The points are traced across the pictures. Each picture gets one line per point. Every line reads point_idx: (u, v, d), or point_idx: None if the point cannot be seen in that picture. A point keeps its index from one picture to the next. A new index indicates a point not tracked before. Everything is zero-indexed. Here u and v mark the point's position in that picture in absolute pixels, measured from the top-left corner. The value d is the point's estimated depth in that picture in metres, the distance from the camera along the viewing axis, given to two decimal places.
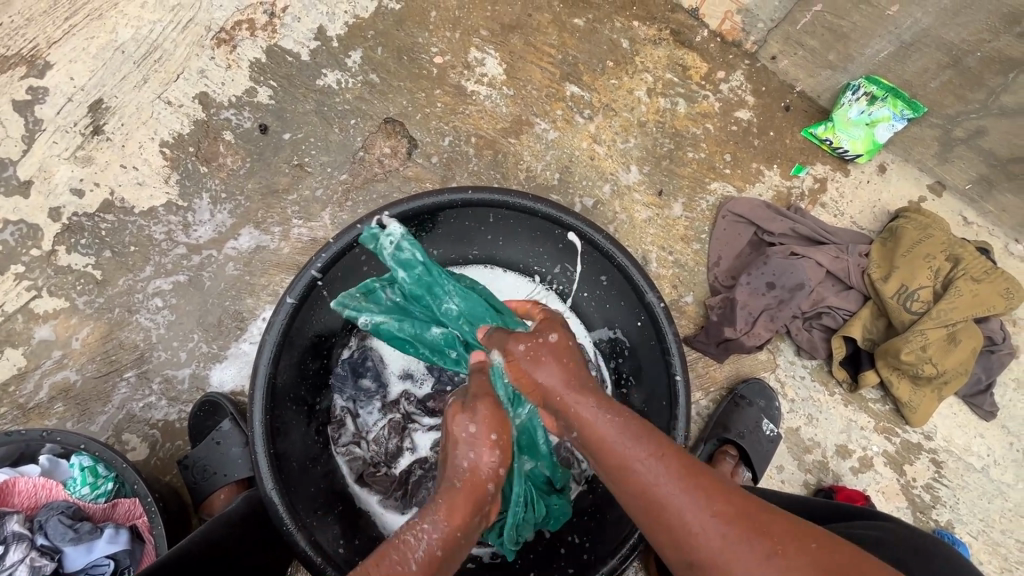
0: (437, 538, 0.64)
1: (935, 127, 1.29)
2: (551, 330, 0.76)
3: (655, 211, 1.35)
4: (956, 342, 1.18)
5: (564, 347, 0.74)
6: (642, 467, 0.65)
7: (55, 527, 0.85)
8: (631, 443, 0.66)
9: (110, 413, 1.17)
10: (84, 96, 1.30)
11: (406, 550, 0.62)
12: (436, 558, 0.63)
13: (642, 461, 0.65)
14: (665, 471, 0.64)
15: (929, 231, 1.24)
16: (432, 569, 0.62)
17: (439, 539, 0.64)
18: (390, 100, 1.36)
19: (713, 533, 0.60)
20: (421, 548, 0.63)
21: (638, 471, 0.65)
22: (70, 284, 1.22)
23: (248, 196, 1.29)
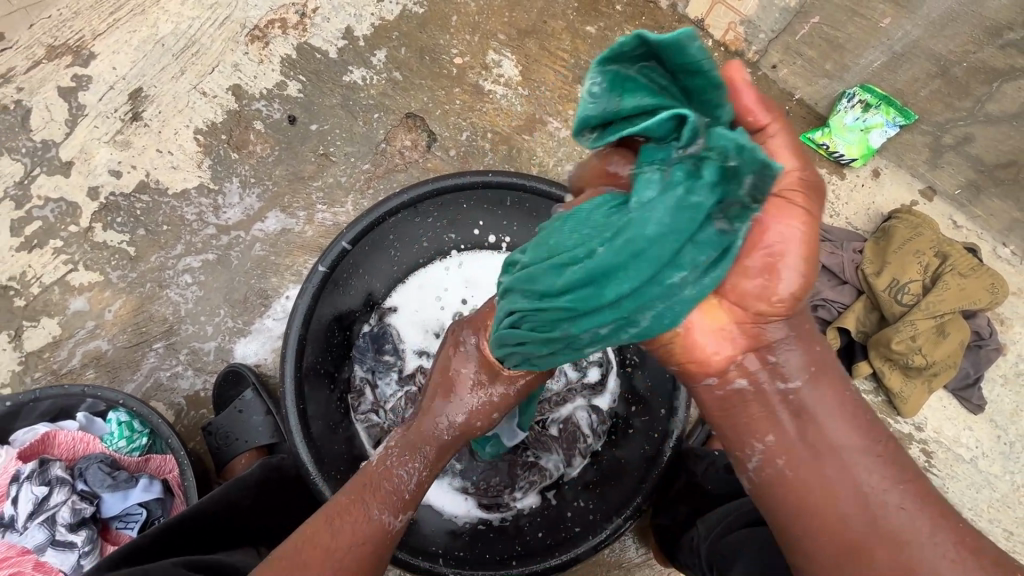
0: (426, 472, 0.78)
1: (926, 134, 1.37)
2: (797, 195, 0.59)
3: None
4: (945, 334, 1.25)
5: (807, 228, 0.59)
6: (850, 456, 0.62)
7: (95, 474, 0.91)
8: (857, 447, 0.62)
9: (139, 382, 1.23)
10: (125, 85, 1.39)
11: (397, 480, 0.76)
12: (423, 490, 0.78)
13: (851, 451, 0.62)
14: (882, 471, 0.62)
15: (919, 230, 1.31)
16: (416, 499, 0.77)
17: (427, 473, 0.78)
18: (411, 96, 1.44)
19: (928, 548, 0.59)
20: (413, 482, 0.77)
21: (847, 466, 0.62)
22: (105, 260, 1.29)
23: (276, 182, 1.36)
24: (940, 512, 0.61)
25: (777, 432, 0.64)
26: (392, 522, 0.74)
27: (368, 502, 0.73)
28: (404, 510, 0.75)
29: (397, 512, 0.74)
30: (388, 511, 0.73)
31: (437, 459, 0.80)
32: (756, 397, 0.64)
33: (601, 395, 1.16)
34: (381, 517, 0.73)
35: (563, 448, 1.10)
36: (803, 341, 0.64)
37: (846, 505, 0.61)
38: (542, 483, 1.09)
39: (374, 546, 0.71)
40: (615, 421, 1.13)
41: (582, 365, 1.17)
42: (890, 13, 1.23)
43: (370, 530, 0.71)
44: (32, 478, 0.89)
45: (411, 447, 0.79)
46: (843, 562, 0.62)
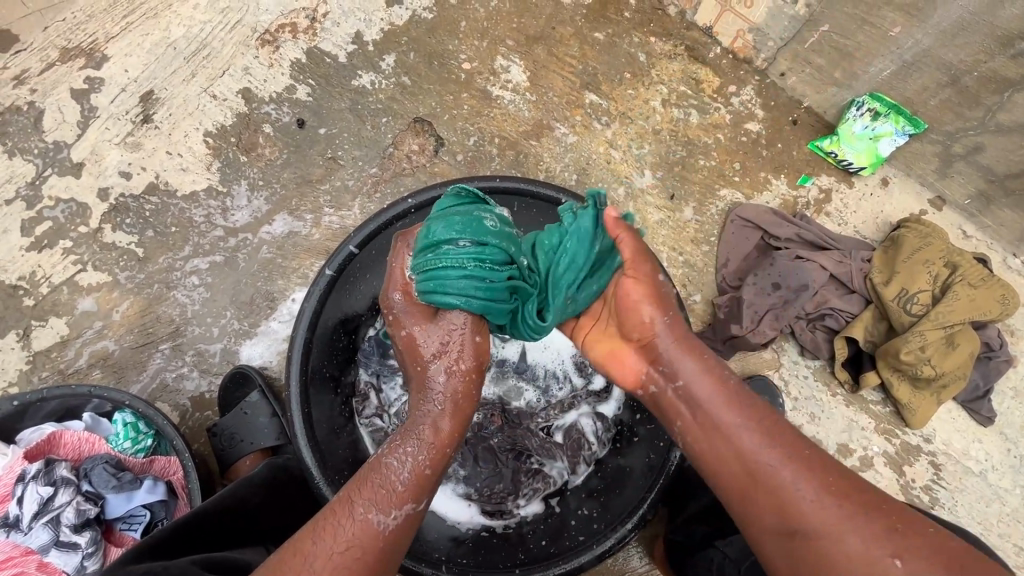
0: (421, 462, 0.75)
1: (936, 143, 1.36)
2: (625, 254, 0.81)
3: (667, 213, 1.42)
4: (954, 345, 1.23)
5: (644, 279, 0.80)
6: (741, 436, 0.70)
7: (100, 474, 0.91)
8: (734, 421, 0.71)
9: (145, 382, 1.24)
10: (137, 87, 1.40)
11: (390, 473, 0.74)
12: (424, 478, 0.75)
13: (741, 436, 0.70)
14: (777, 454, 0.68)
15: (928, 240, 1.29)
16: (413, 489, 0.74)
17: (424, 460, 0.75)
18: (419, 101, 1.44)
19: (823, 520, 0.63)
20: (405, 470, 0.74)
21: (728, 434, 0.71)
22: (114, 260, 1.30)
23: (283, 185, 1.37)
24: (816, 468, 0.67)
25: (683, 418, 0.76)
26: (383, 520, 0.71)
27: (356, 503, 0.71)
28: (396, 505, 0.72)
29: (389, 508, 0.72)
30: (377, 510, 0.71)
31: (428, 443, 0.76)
32: (666, 393, 0.78)
33: (608, 402, 1.13)
34: (369, 516, 0.70)
35: (567, 455, 1.10)
36: (689, 350, 0.77)
37: (738, 471, 0.70)
38: (545, 490, 1.08)
39: (364, 548, 0.69)
40: (619, 429, 1.12)
41: (587, 372, 1.15)
42: (901, 22, 1.23)
43: (360, 529, 0.69)
44: (37, 478, 0.88)
45: (403, 434, 0.77)
46: (747, 515, 0.69)
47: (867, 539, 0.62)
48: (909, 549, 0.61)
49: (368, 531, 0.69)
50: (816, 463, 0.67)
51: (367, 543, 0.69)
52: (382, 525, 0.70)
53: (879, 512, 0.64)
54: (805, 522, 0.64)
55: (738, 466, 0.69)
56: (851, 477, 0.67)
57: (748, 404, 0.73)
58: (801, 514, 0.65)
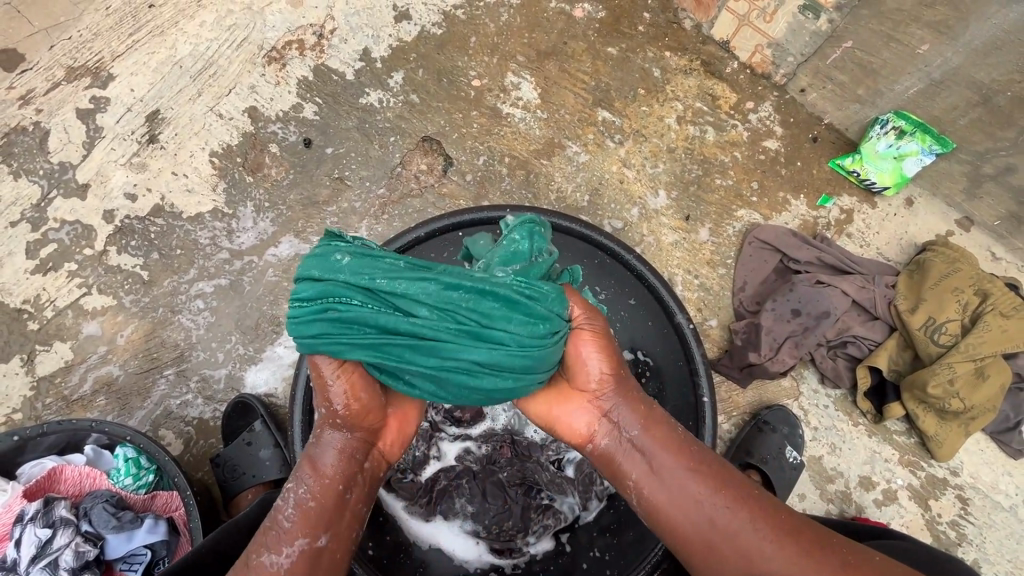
0: (304, 495, 0.72)
1: (964, 163, 1.31)
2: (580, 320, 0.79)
3: (682, 234, 1.38)
4: (984, 377, 1.18)
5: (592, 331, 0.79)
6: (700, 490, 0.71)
7: (100, 514, 0.89)
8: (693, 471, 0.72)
9: (149, 409, 1.22)
10: (143, 107, 1.38)
11: (278, 512, 0.72)
12: (308, 511, 0.71)
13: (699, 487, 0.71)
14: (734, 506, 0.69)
15: (956, 265, 1.25)
16: (302, 523, 0.70)
17: (306, 494, 0.72)
18: (428, 119, 1.41)
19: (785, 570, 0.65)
20: (290, 507, 0.72)
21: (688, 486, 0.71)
22: (119, 284, 1.28)
23: (290, 206, 1.35)
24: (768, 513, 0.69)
25: (637, 471, 0.74)
26: (275, 559, 0.68)
27: (256, 545, 0.70)
28: (287, 541, 0.69)
29: (281, 547, 0.69)
30: (270, 551, 0.69)
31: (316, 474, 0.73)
32: (618, 447, 0.76)
33: None
34: (260, 558, 0.69)
35: (579, 491, 1.05)
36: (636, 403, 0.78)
37: (701, 526, 0.69)
38: (556, 527, 1.03)
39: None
40: None
41: None
42: (929, 39, 1.18)
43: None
44: (36, 519, 0.87)
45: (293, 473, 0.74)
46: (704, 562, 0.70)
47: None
48: None
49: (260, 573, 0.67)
50: (767, 510, 0.70)
51: None
52: (276, 564, 0.68)
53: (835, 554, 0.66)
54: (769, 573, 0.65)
55: (701, 517, 0.70)
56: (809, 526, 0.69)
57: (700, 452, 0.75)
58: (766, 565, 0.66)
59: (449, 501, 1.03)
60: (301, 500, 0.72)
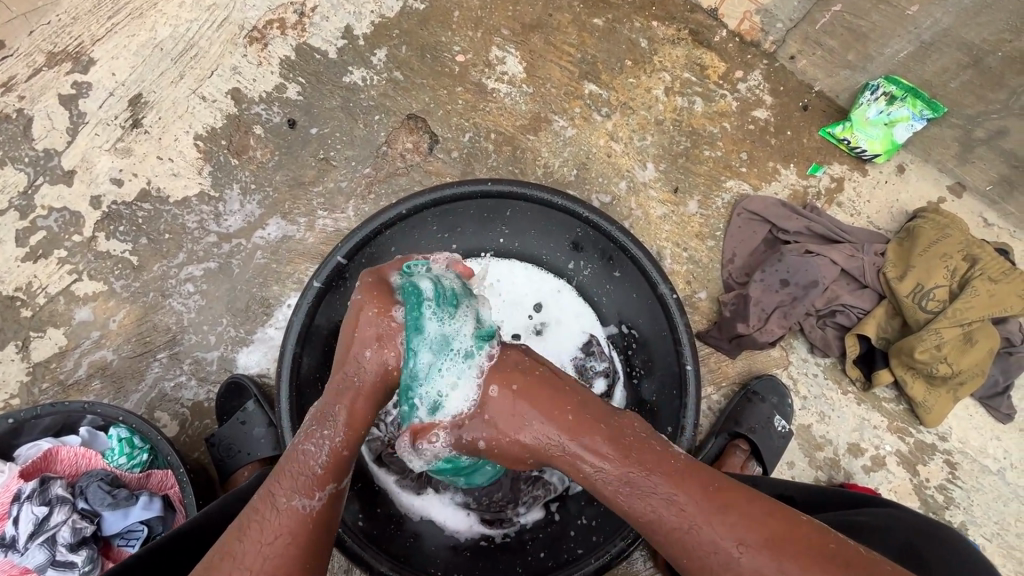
0: (341, 442, 0.75)
1: (955, 128, 1.29)
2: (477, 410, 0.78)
3: (670, 207, 1.37)
4: (972, 342, 1.19)
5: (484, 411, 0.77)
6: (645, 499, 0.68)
7: (95, 492, 0.91)
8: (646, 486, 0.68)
9: (143, 392, 1.23)
10: (125, 91, 1.37)
11: (309, 458, 0.73)
12: (343, 459, 0.75)
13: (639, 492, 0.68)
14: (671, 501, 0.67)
15: (946, 231, 1.24)
16: (334, 468, 0.74)
17: (342, 441, 0.75)
18: (413, 97, 1.40)
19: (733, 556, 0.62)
20: (324, 452, 0.74)
21: (657, 517, 0.66)
22: (109, 269, 1.29)
23: (276, 188, 1.34)
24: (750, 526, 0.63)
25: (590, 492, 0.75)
26: (308, 503, 0.71)
27: (278, 494, 0.70)
28: (319, 487, 0.72)
29: (313, 492, 0.71)
30: (301, 496, 0.70)
31: (350, 419, 0.76)
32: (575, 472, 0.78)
33: None
34: (293, 503, 0.70)
35: None
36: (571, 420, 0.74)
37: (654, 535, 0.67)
38: (546, 497, 1.05)
39: (293, 534, 0.68)
40: None
41: (587, 377, 1.11)
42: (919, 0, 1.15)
43: (289, 522, 0.68)
44: (32, 498, 0.90)
45: (320, 418, 0.76)
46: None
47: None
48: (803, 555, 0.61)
49: (288, 518, 0.68)
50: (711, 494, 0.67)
51: (299, 532, 0.69)
52: (308, 508, 0.70)
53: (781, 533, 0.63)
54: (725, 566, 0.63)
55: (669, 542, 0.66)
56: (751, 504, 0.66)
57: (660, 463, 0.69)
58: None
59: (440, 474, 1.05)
60: (337, 446, 0.74)
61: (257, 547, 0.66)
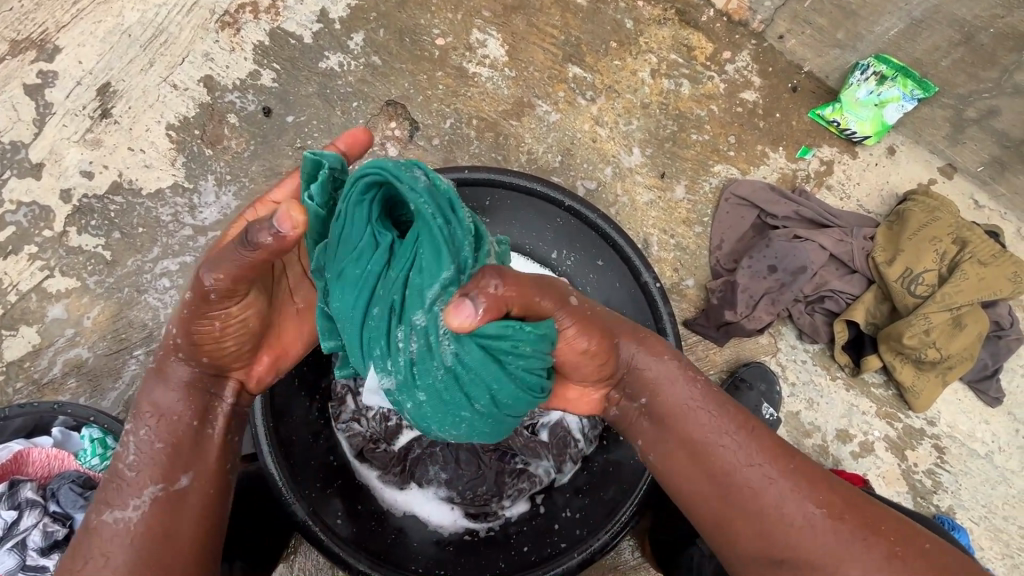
0: (149, 436, 0.74)
1: (947, 108, 1.27)
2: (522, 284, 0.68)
3: (657, 193, 1.34)
4: (961, 326, 1.18)
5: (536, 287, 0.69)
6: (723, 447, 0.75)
7: (67, 494, 0.90)
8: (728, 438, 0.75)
9: (121, 389, 1.21)
10: (92, 80, 1.32)
11: (124, 462, 0.74)
12: (159, 451, 0.74)
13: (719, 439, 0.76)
14: (750, 456, 0.74)
15: (936, 214, 1.23)
16: (148, 467, 0.73)
17: (147, 435, 0.74)
18: (391, 82, 1.36)
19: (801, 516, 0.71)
20: (130, 451, 0.74)
21: (721, 452, 0.75)
22: (82, 265, 1.26)
23: (252, 178, 1.31)
24: (803, 475, 0.73)
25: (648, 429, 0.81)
26: (131, 509, 0.71)
27: (101, 512, 0.71)
28: (138, 491, 0.71)
29: (130, 499, 0.71)
30: (113, 508, 0.71)
31: (160, 409, 0.75)
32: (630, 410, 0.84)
33: None
34: (103, 516, 0.70)
35: (553, 454, 1.04)
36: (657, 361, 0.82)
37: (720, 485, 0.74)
38: (531, 490, 1.04)
39: (122, 543, 0.69)
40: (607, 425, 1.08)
41: None
42: None
43: (109, 537, 0.69)
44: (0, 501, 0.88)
45: (133, 418, 0.76)
46: (729, 539, 0.74)
47: (866, 541, 0.69)
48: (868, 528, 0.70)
49: (109, 530, 0.70)
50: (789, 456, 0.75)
51: (135, 538, 0.69)
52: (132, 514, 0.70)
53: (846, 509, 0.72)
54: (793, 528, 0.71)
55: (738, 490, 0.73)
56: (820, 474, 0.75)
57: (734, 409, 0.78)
58: (802, 530, 0.70)
59: (424, 469, 1.04)
60: (144, 441, 0.74)
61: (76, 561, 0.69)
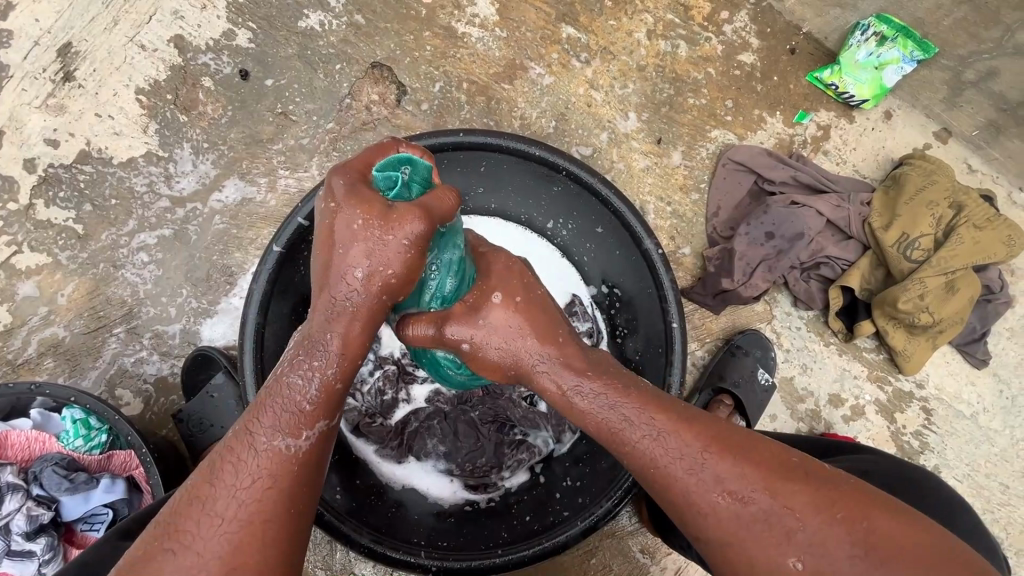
0: (333, 373, 0.64)
1: (946, 70, 1.26)
2: (497, 287, 0.72)
3: (654, 159, 1.31)
4: (954, 291, 1.19)
5: (507, 303, 0.71)
6: (641, 443, 0.64)
7: (50, 478, 0.87)
8: (634, 427, 0.65)
9: (102, 368, 1.16)
10: (52, 40, 1.22)
11: (297, 390, 0.63)
12: (337, 392, 0.64)
13: (627, 429, 0.65)
14: (663, 442, 0.63)
15: (933, 178, 1.22)
16: (327, 403, 0.64)
17: (335, 373, 0.64)
18: (376, 43, 1.28)
19: (729, 512, 0.60)
20: (312, 385, 0.63)
21: (637, 446, 0.64)
22: (52, 239, 1.19)
23: (231, 146, 1.24)
24: (742, 457, 0.61)
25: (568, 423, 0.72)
26: (292, 444, 0.62)
27: (256, 433, 0.62)
28: (307, 426, 0.63)
29: (299, 431, 0.63)
30: (285, 436, 0.62)
31: (343, 348, 0.64)
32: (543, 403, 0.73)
33: None
34: (274, 444, 0.62)
35: (552, 424, 1.05)
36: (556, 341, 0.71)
37: (638, 479, 0.66)
38: (530, 460, 1.03)
39: (269, 482, 0.60)
40: None
41: None
42: None
43: (267, 466, 0.61)
44: None
45: (306, 347, 0.64)
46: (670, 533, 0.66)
47: (815, 518, 0.58)
48: (826, 515, 0.58)
49: (276, 458, 0.61)
50: (716, 436, 0.63)
51: (284, 475, 0.61)
52: (295, 449, 0.62)
53: (797, 491, 0.59)
54: (717, 519, 0.60)
55: (656, 486, 0.64)
56: (766, 449, 0.63)
57: (653, 395, 0.68)
58: (728, 523, 0.60)
59: (422, 442, 1.03)
60: (328, 378, 0.64)
61: (236, 489, 0.60)
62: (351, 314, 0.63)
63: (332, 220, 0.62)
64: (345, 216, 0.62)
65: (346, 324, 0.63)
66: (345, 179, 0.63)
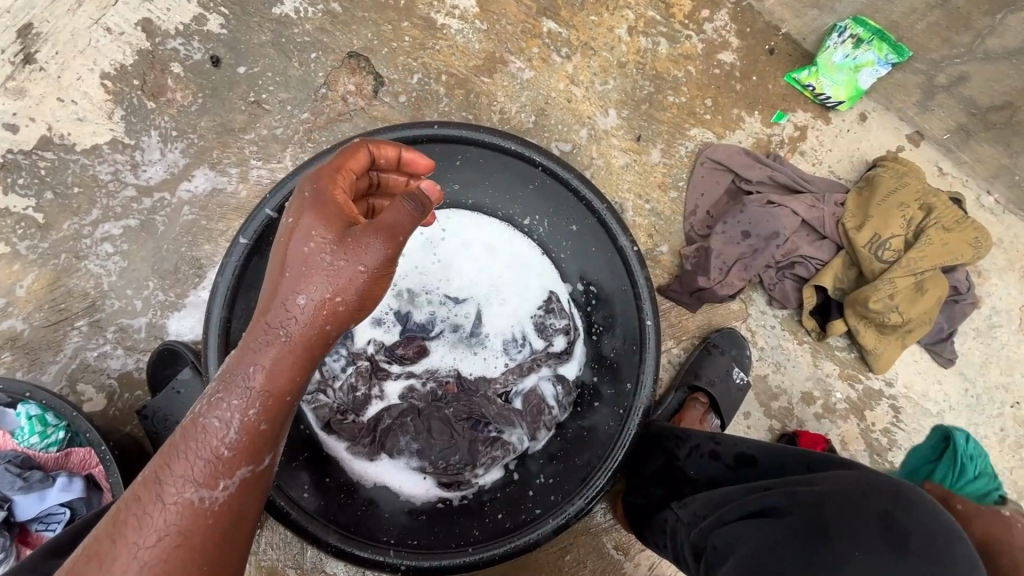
0: (255, 415, 0.63)
1: (919, 73, 1.28)
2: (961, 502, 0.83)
3: (633, 156, 1.31)
4: (923, 292, 1.21)
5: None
6: None
7: (4, 475, 0.84)
8: None
9: (62, 363, 1.12)
10: (10, 20, 1.17)
11: (210, 434, 0.61)
12: (259, 436, 0.63)
13: None
14: None
15: (904, 180, 1.25)
16: (246, 448, 0.63)
17: (256, 413, 0.63)
18: (353, 32, 1.26)
19: None
20: (232, 429, 0.62)
21: None
22: (11, 229, 1.14)
23: (201, 134, 1.20)
24: None
25: None
26: (206, 495, 0.60)
27: (165, 483, 0.59)
28: (223, 475, 0.61)
29: (215, 481, 0.61)
30: (195, 486, 0.60)
31: (267, 386, 0.64)
32: None
33: (568, 363, 1.09)
34: (182, 496, 0.59)
35: (526, 422, 1.04)
36: None
37: None
38: (505, 458, 1.02)
39: (174, 537, 0.58)
40: (580, 391, 1.08)
41: (547, 334, 1.10)
42: None
43: (172, 522, 0.58)
44: None
45: (226, 385, 0.63)
46: None
47: None
48: None
49: (184, 512, 0.59)
50: None
51: (191, 530, 0.59)
52: (210, 501, 0.60)
53: None
54: None
55: None
56: None
57: None
58: None
59: (394, 440, 1.00)
60: (251, 420, 0.63)
61: (139, 548, 0.57)
62: (283, 347, 0.65)
63: (291, 238, 0.67)
64: (302, 235, 0.66)
65: (278, 362, 0.65)
66: (312, 190, 0.69)
